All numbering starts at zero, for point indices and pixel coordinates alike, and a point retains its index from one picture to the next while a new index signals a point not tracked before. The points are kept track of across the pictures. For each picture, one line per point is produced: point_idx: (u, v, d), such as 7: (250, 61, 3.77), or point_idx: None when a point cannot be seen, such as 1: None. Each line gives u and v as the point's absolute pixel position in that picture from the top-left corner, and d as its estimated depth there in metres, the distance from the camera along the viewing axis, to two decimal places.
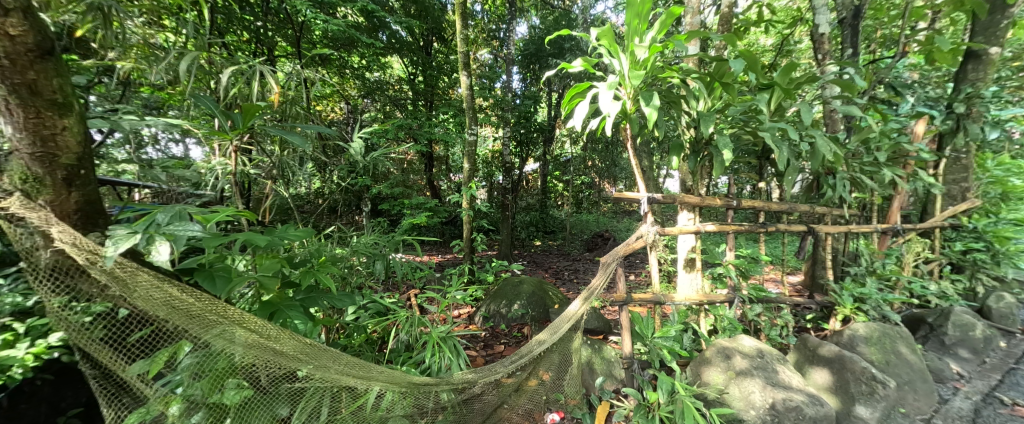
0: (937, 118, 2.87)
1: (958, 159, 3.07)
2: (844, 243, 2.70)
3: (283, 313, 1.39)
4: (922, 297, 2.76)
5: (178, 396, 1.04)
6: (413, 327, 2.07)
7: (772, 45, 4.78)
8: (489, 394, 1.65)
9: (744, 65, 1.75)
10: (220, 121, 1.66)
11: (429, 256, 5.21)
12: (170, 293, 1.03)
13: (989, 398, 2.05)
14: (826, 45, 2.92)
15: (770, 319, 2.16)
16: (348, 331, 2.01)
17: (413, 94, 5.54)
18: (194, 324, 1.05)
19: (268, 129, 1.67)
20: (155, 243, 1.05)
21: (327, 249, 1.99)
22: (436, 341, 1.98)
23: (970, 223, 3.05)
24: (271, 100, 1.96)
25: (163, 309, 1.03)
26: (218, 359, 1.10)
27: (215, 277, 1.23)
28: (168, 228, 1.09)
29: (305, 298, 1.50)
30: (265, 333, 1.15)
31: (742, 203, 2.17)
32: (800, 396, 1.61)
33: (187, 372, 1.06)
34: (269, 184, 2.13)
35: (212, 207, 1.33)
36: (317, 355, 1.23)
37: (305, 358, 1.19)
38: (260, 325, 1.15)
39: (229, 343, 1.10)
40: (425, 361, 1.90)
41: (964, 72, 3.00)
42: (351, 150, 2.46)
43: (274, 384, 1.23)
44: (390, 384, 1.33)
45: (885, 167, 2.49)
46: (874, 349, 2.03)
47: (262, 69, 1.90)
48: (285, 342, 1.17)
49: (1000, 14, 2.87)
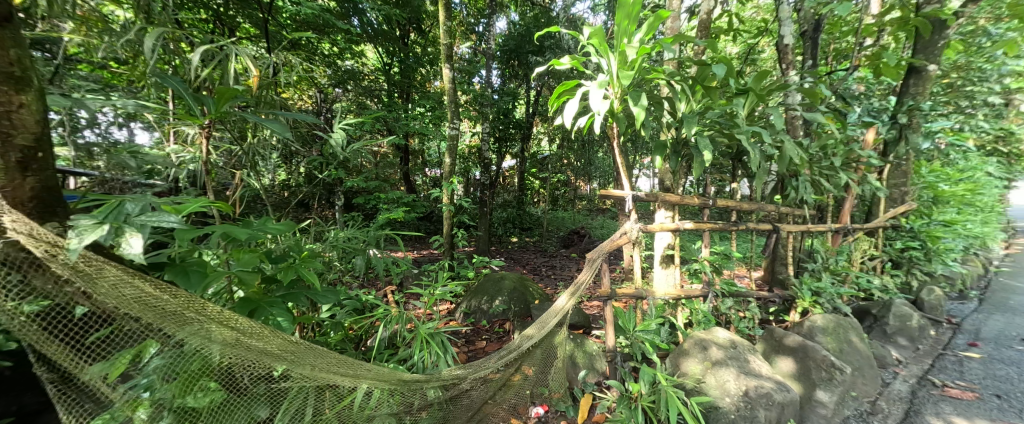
0: (883, 127, 3.15)
1: (899, 166, 3.37)
2: (802, 241, 2.91)
3: (264, 311, 1.30)
4: (869, 290, 3.02)
5: (146, 400, 0.94)
6: (395, 323, 2.02)
7: (739, 54, 5.04)
8: (477, 390, 1.62)
9: (725, 70, 1.85)
10: (190, 106, 1.53)
11: (404, 252, 5.09)
12: (144, 289, 0.94)
13: (923, 380, 2.26)
14: (789, 56, 3.09)
15: (739, 312, 2.29)
16: (324, 329, 1.91)
17: (389, 86, 5.35)
18: (168, 322, 0.97)
19: (245, 116, 1.54)
20: (125, 235, 0.94)
21: (303, 244, 1.90)
22: (423, 337, 1.95)
23: (907, 224, 3.38)
24: (246, 84, 1.83)
25: (134, 306, 0.93)
26: (192, 360, 1.02)
27: (189, 272, 1.13)
28: (138, 220, 0.99)
29: (286, 294, 1.42)
30: (247, 331, 1.06)
31: (718, 202, 2.27)
32: (769, 383, 1.73)
33: (156, 375, 0.96)
34: (238, 175, 1.98)
35: (180, 196, 1.21)
36: (303, 354, 1.16)
37: (287, 355, 1.13)
38: (240, 323, 1.05)
39: (206, 341, 1.02)
40: (412, 357, 1.86)
41: (907, 87, 3.29)
42: (330, 140, 2.35)
43: (252, 384, 1.16)
44: (379, 381, 1.28)
45: (841, 172, 2.71)
46: (830, 338, 2.20)
47: (236, 50, 1.77)
48: (269, 340, 1.09)
49: (939, 34, 3.16)
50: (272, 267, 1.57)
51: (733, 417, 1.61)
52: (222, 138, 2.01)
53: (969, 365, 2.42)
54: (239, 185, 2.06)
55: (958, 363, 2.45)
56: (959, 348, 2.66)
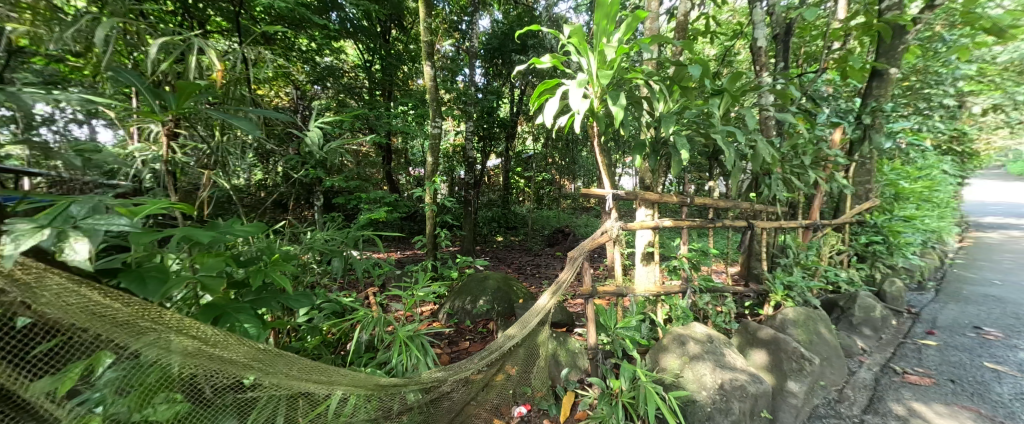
0: (849, 127, 3.30)
1: (863, 164, 3.54)
2: (775, 237, 3.02)
3: (231, 316, 1.21)
4: (836, 283, 3.16)
5: (98, 415, 0.85)
6: (376, 326, 1.99)
7: (716, 56, 5.18)
8: (457, 392, 1.60)
9: (701, 70, 1.90)
10: (149, 102, 1.45)
11: (387, 253, 5.03)
12: (92, 297, 0.81)
13: (885, 368, 2.39)
14: (763, 58, 3.19)
15: (716, 307, 2.37)
16: (301, 334, 1.87)
17: (369, 83, 5.25)
18: (121, 332, 0.84)
19: (208, 113, 1.45)
20: (69, 240, 0.86)
21: (277, 246, 1.84)
22: (403, 340, 1.93)
23: (871, 220, 3.56)
24: (211, 78, 1.76)
25: (81, 316, 0.80)
26: (150, 371, 0.90)
27: (147, 279, 1.01)
28: (85, 222, 0.91)
29: (255, 299, 1.35)
30: (210, 339, 0.93)
31: (695, 200, 2.33)
32: (744, 376, 1.79)
33: (109, 389, 0.86)
34: (206, 174, 1.89)
35: (140, 198, 1.14)
36: (276, 361, 1.04)
37: (259, 365, 1.02)
38: (203, 332, 0.92)
39: (165, 352, 0.89)
40: (392, 361, 1.83)
41: (870, 89, 3.46)
42: (305, 139, 2.28)
43: (217, 395, 1.02)
44: (354, 388, 1.21)
45: (810, 170, 2.83)
46: (801, 330, 2.30)
47: (199, 43, 1.69)
48: (236, 348, 0.97)
49: (899, 39, 3.32)
50: (241, 271, 1.50)
51: (710, 410, 1.66)
52: (188, 136, 1.93)
53: (927, 352, 2.57)
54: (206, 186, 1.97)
55: (917, 350, 2.60)
56: (918, 336, 2.82)
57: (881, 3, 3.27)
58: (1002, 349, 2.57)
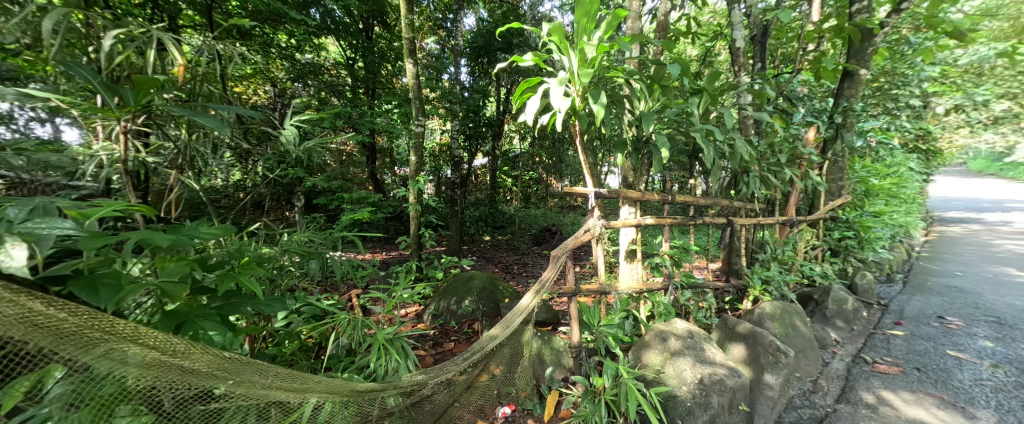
0: (822, 126, 3.42)
1: (836, 162, 3.67)
2: (754, 233, 3.10)
3: (195, 324, 1.04)
4: (811, 277, 3.27)
5: None
6: (356, 330, 1.95)
7: (698, 56, 5.29)
8: (440, 395, 1.54)
9: (679, 70, 1.94)
10: (103, 98, 1.34)
11: (372, 254, 4.97)
12: (32, 306, 0.76)
13: (857, 358, 2.49)
14: (741, 58, 3.27)
15: (697, 303, 2.42)
16: (278, 339, 1.82)
17: (352, 80, 5.13)
18: (67, 344, 0.80)
19: (171, 108, 1.33)
20: (6, 245, 0.78)
21: (252, 249, 1.80)
22: (382, 343, 1.90)
23: (844, 216, 3.70)
24: (174, 73, 1.67)
25: (20, 328, 0.75)
26: (104, 384, 0.84)
27: (100, 286, 0.88)
28: (26, 226, 0.84)
29: (223, 305, 1.18)
30: (169, 348, 0.89)
31: (677, 198, 2.37)
32: (723, 370, 1.84)
33: (57, 404, 0.78)
34: (173, 174, 1.80)
35: (97, 202, 1.01)
36: (242, 369, 0.99)
37: (225, 373, 0.96)
38: (161, 340, 0.88)
39: (120, 365, 0.85)
40: (371, 365, 1.79)
41: (842, 89, 3.58)
42: (281, 137, 2.21)
43: (181, 408, 0.95)
44: (330, 394, 1.14)
45: (786, 168, 2.92)
46: (777, 324, 2.37)
47: (160, 36, 1.59)
48: (197, 357, 0.93)
49: (868, 42, 3.45)
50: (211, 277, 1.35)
51: (689, 405, 1.70)
52: (154, 134, 1.84)
53: (895, 342, 2.69)
54: (174, 187, 1.88)
55: (885, 340, 2.72)
56: (887, 327, 2.94)
57: (852, 6, 3.39)
58: (964, 337, 2.70)
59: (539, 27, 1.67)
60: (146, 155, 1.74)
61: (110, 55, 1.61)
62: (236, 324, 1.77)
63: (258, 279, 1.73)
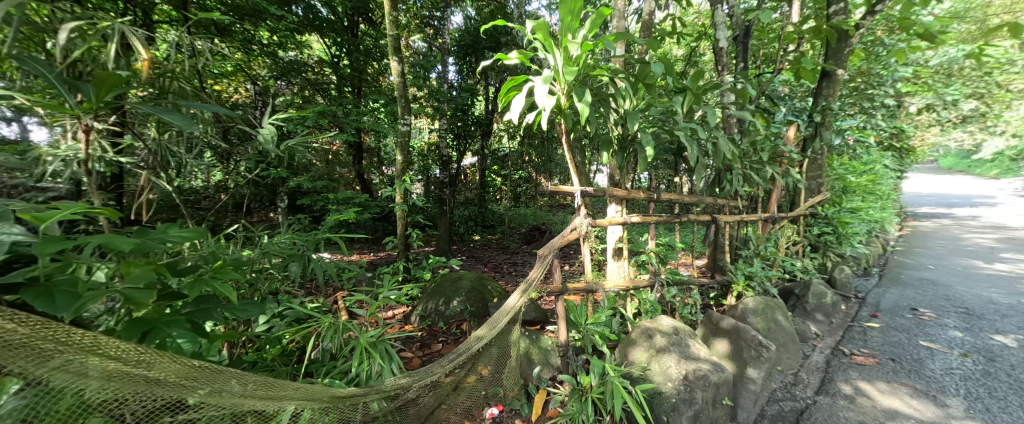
0: (802, 125, 3.51)
1: (815, 160, 3.77)
2: (738, 230, 3.16)
3: (163, 331, 0.93)
4: (792, 273, 3.36)
5: None
6: (338, 333, 1.91)
7: (683, 56, 5.36)
8: (425, 397, 1.51)
9: (662, 69, 1.96)
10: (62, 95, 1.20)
11: (359, 256, 4.92)
12: None
13: (836, 351, 2.56)
14: (724, 58, 3.33)
15: (683, 299, 2.46)
16: (259, 344, 1.79)
17: (337, 79, 5.03)
18: (15, 358, 0.69)
19: (134, 105, 1.19)
20: None
21: (231, 252, 1.76)
22: (365, 347, 1.85)
23: (823, 212, 3.80)
24: (138, 68, 1.56)
25: None
26: (61, 398, 0.76)
27: (56, 294, 0.79)
28: None
29: (194, 312, 1.09)
30: (134, 358, 0.80)
31: (662, 196, 2.40)
32: (707, 365, 1.88)
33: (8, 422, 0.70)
34: (143, 175, 1.72)
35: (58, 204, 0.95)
36: (214, 378, 0.90)
37: (195, 383, 0.88)
38: (125, 350, 0.78)
39: (79, 378, 0.75)
40: (352, 369, 1.74)
41: (821, 89, 3.67)
42: (259, 136, 2.15)
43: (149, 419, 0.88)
44: (309, 401, 1.07)
45: (768, 166, 2.98)
46: (760, 318, 2.42)
47: (123, 29, 1.48)
48: (165, 367, 0.83)
49: (845, 43, 3.55)
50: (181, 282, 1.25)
51: (674, 401, 1.73)
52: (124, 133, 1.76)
53: (872, 334, 2.78)
54: (145, 188, 1.79)
55: (863, 333, 2.80)
56: (864, 319, 3.04)
57: (829, 7, 3.48)
58: (935, 328, 2.82)
59: (522, 25, 1.68)
60: (114, 155, 1.61)
61: (69, 46, 1.40)
62: (214, 330, 1.72)
63: (237, 283, 1.69)
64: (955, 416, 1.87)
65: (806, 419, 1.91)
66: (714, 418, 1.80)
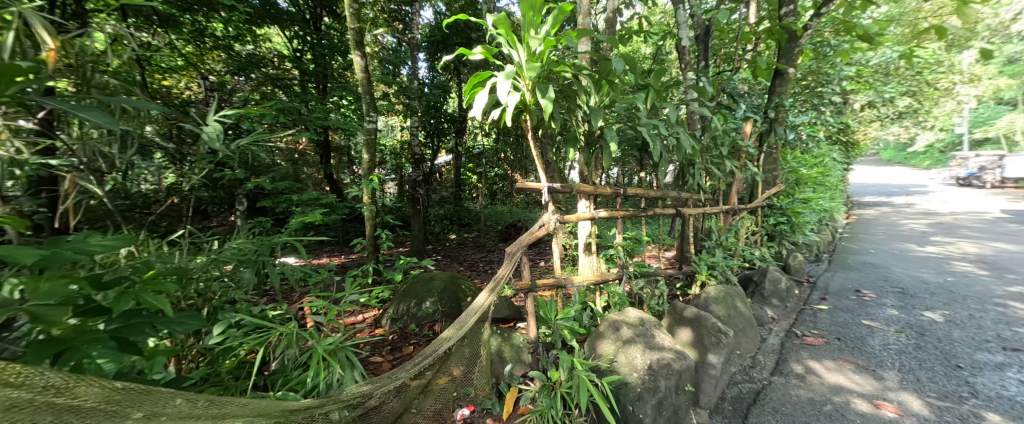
0: (759, 121, 3.70)
1: (771, 154, 4.00)
2: (702, 222, 3.30)
3: (82, 352, 0.77)
4: (751, 261, 3.55)
5: None
6: (297, 342, 1.83)
7: (649, 55, 5.52)
8: (391, 403, 1.37)
9: (624, 65, 2.01)
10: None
11: (330, 258, 4.80)
12: None
13: (789, 333, 2.74)
14: (687, 56, 3.44)
15: (651, 291, 2.56)
16: (211, 357, 1.71)
17: (300, 74, 4.82)
18: None
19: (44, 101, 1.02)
20: None
21: (180, 260, 1.67)
22: (322, 356, 1.76)
23: (779, 203, 4.03)
24: (48, 59, 1.38)
25: None
26: None
27: None
28: None
29: (121, 326, 0.91)
30: (43, 384, 0.65)
31: (628, 191, 2.47)
32: (670, 354, 1.97)
33: None
34: (68, 178, 1.55)
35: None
36: (144, 399, 0.75)
37: (125, 405, 0.71)
38: (28, 374, 0.64)
39: None
40: (309, 381, 1.64)
41: (776, 86, 3.88)
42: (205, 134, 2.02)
43: None
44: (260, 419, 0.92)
45: (727, 160, 3.13)
46: (720, 306, 2.55)
47: (29, 15, 1.27)
48: (82, 393, 0.68)
49: (794, 43, 3.76)
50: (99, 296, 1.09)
51: (639, 391, 1.79)
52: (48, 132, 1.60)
53: (821, 316, 2.99)
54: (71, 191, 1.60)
55: (813, 315, 3.01)
56: (814, 302, 3.27)
57: (781, 8, 3.67)
58: (875, 307, 3.06)
59: (484, 18, 1.68)
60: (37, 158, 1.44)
61: None
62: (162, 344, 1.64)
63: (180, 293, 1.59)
64: (890, 388, 2.04)
65: (762, 400, 2.04)
66: (677, 404, 1.89)
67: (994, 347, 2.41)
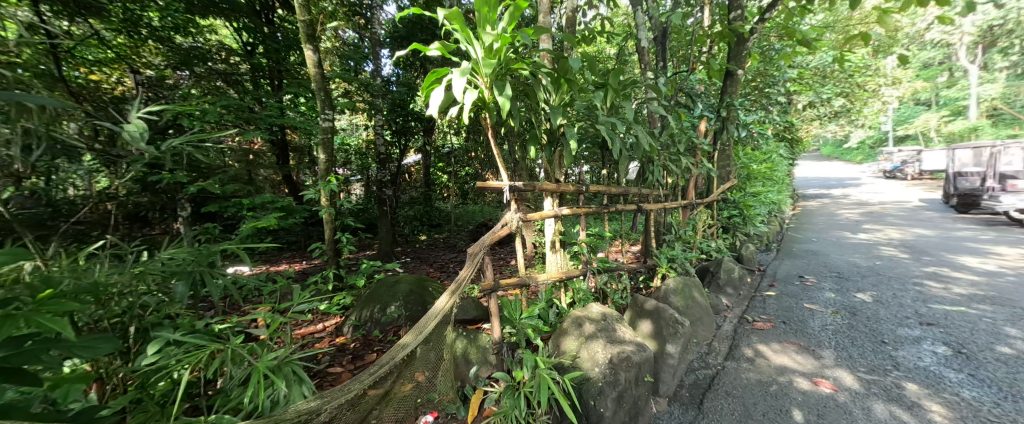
0: (713, 120, 3.89)
1: (724, 150, 4.22)
2: (662, 216, 3.44)
3: None
4: (708, 253, 3.75)
5: None
6: (242, 359, 1.73)
7: (613, 55, 5.68)
8: (344, 417, 1.30)
9: (581, 64, 2.05)
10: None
11: (290, 264, 4.61)
12: None
13: (741, 319, 2.92)
14: (646, 57, 3.57)
15: (613, 285, 2.65)
16: (141, 380, 1.59)
17: (250, 70, 4.55)
18: None
19: None
20: None
21: (108, 274, 1.54)
22: (265, 372, 1.67)
23: (732, 197, 4.27)
24: None
25: None
26: None
27: None
28: None
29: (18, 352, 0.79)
30: None
31: (590, 189, 2.54)
32: (630, 347, 2.05)
33: None
34: None
35: None
36: None
37: None
38: None
39: None
40: (249, 401, 1.55)
41: (727, 86, 4.09)
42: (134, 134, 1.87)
43: None
44: None
45: (683, 156, 3.27)
46: (679, 297, 2.67)
47: None
48: None
49: (743, 45, 3.98)
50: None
51: (600, 385, 1.85)
52: None
53: (769, 301, 3.22)
54: None
55: (762, 301, 3.23)
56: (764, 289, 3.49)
57: (731, 12, 3.87)
58: (816, 291, 3.32)
59: (437, 13, 1.66)
60: None
61: None
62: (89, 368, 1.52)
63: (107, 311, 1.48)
64: (827, 366, 2.23)
65: (716, 385, 2.17)
66: (637, 395, 1.96)
67: (914, 323, 2.68)
